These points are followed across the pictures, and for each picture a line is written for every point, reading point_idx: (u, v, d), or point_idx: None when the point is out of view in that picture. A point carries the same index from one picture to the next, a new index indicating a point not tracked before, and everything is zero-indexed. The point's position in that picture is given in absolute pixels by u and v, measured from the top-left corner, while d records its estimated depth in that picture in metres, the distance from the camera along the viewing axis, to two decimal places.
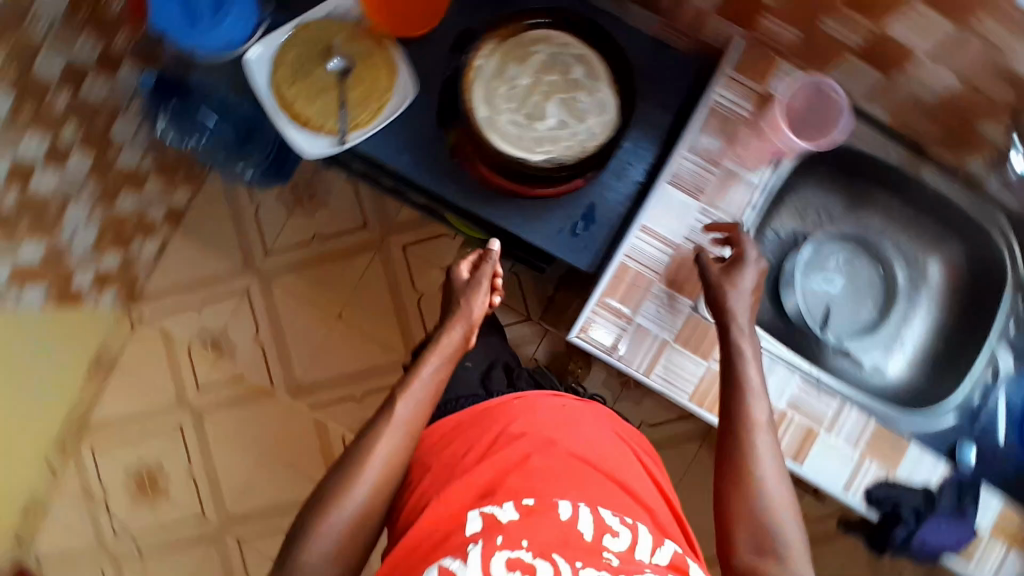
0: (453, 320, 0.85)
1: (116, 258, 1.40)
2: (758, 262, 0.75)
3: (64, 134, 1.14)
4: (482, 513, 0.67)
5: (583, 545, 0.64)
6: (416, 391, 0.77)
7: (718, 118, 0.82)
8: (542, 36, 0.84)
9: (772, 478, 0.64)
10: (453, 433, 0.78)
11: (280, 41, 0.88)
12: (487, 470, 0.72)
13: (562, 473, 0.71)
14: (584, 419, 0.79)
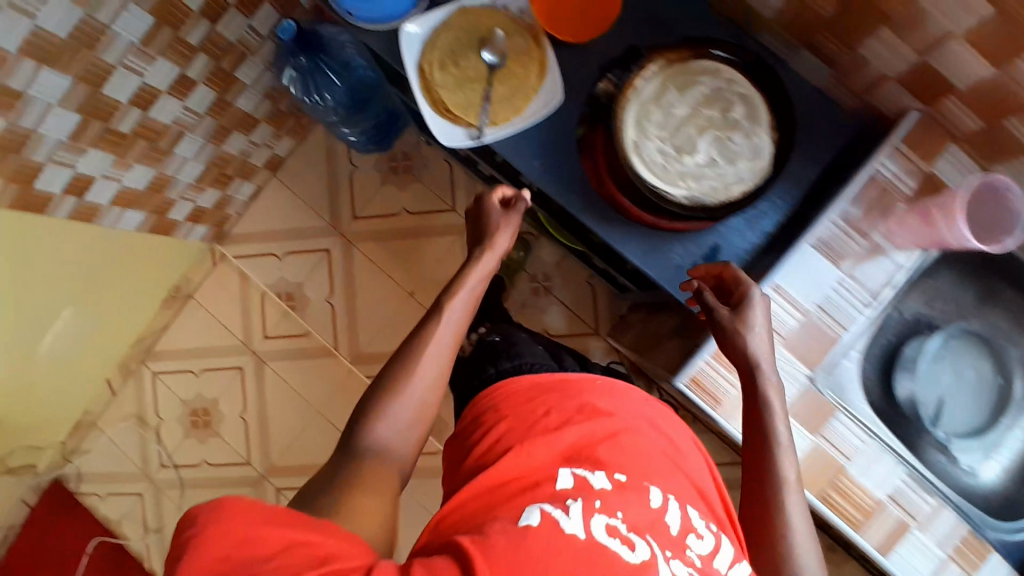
0: (485, 251, 0.84)
1: (214, 197, 1.42)
2: (764, 299, 0.74)
3: (194, 65, 1.12)
4: (573, 473, 0.66)
5: (670, 537, 0.60)
6: (459, 301, 0.80)
7: (877, 187, 0.78)
8: (709, 68, 0.80)
9: (800, 533, 0.67)
10: (535, 391, 0.78)
11: (436, 21, 0.86)
12: (573, 433, 0.71)
13: (649, 463, 0.69)
14: (664, 419, 0.79)
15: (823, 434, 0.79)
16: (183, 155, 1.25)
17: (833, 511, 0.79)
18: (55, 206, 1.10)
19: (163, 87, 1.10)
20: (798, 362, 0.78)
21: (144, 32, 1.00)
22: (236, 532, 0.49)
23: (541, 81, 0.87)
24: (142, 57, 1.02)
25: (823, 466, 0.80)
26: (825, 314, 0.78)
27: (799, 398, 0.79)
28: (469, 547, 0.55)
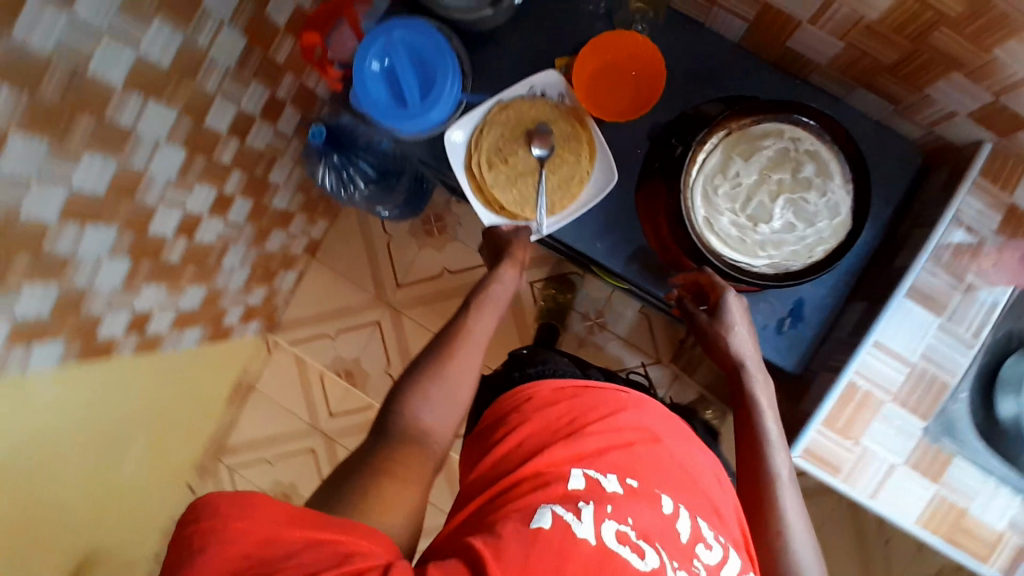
0: (506, 264, 0.81)
1: (261, 293, 1.43)
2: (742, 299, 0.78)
3: (230, 183, 1.12)
4: (584, 476, 0.66)
5: (679, 545, 0.59)
6: (489, 302, 0.79)
7: (962, 227, 0.76)
8: (771, 129, 0.77)
9: (796, 528, 0.70)
10: (560, 398, 0.79)
11: (477, 121, 0.85)
12: (593, 443, 0.72)
13: (665, 473, 0.69)
14: (678, 427, 0.79)
15: (943, 482, 0.77)
16: (229, 266, 1.26)
17: (959, 552, 0.77)
18: (120, 348, 1.11)
19: (204, 211, 1.10)
20: (910, 416, 0.77)
21: (179, 166, 0.98)
22: (253, 535, 0.48)
23: (592, 162, 0.85)
24: (182, 192, 1.02)
25: (947, 513, 0.77)
26: (930, 363, 0.76)
27: (917, 450, 0.77)
28: (481, 547, 0.54)
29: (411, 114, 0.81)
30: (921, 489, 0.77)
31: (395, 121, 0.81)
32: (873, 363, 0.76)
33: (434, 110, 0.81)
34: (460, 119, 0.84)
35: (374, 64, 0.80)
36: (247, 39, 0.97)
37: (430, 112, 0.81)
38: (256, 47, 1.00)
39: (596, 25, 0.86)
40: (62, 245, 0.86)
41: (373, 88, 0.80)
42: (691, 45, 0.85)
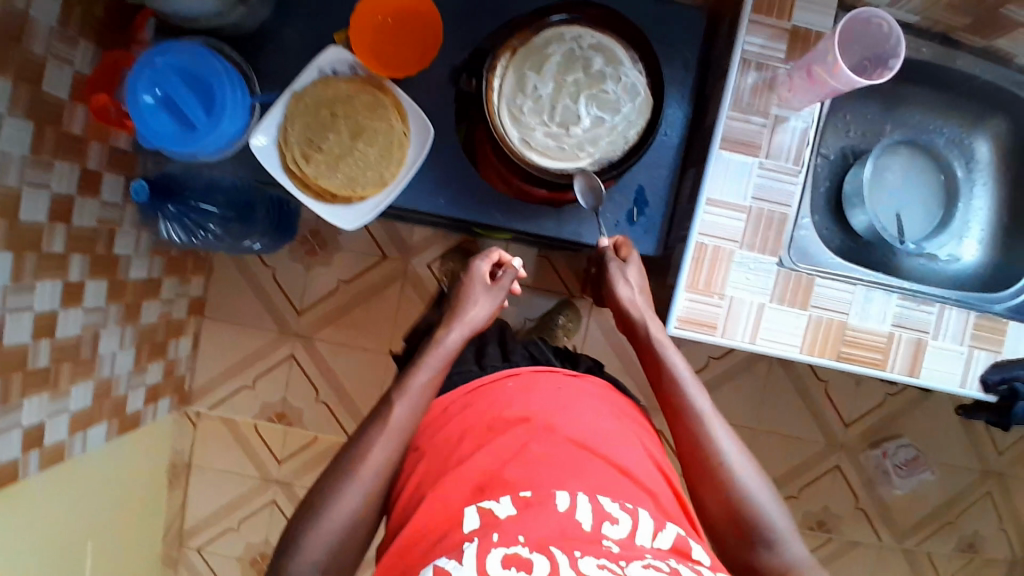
0: (454, 323, 0.82)
1: (158, 368, 1.37)
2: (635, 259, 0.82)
3: (73, 269, 1.05)
4: (479, 508, 0.61)
5: (583, 536, 0.58)
6: (416, 386, 0.76)
7: (754, 66, 0.79)
8: (554, 34, 0.78)
9: (737, 456, 0.71)
10: (453, 417, 0.75)
11: (279, 119, 0.83)
12: (481, 459, 0.67)
13: (562, 460, 0.65)
14: (572, 392, 0.76)
15: (814, 306, 0.81)
16: (109, 351, 1.19)
17: (850, 362, 0.82)
18: (25, 470, 1.02)
19: (57, 307, 1.03)
20: (762, 256, 0.80)
21: (10, 269, 0.92)
22: None
23: (406, 124, 0.85)
24: (22, 294, 0.95)
25: (826, 330, 0.81)
26: (764, 201, 0.79)
27: (780, 285, 0.80)
28: None
29: (205, 130, 0.78)
30: (795, 319, 0.81)
31: (193, 143, 0.78)
32: (711, 219, 0.79)
33: (223, 120, 0.79)
34: (260, 123, 0.82)
35: (145, 96, 0.77)
36: (33, 120, 0.91)
37: (223, 121, 0.79)
38: (45, 127, 0.94)
39: None
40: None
41: (156, 117, 0.77)
42: None
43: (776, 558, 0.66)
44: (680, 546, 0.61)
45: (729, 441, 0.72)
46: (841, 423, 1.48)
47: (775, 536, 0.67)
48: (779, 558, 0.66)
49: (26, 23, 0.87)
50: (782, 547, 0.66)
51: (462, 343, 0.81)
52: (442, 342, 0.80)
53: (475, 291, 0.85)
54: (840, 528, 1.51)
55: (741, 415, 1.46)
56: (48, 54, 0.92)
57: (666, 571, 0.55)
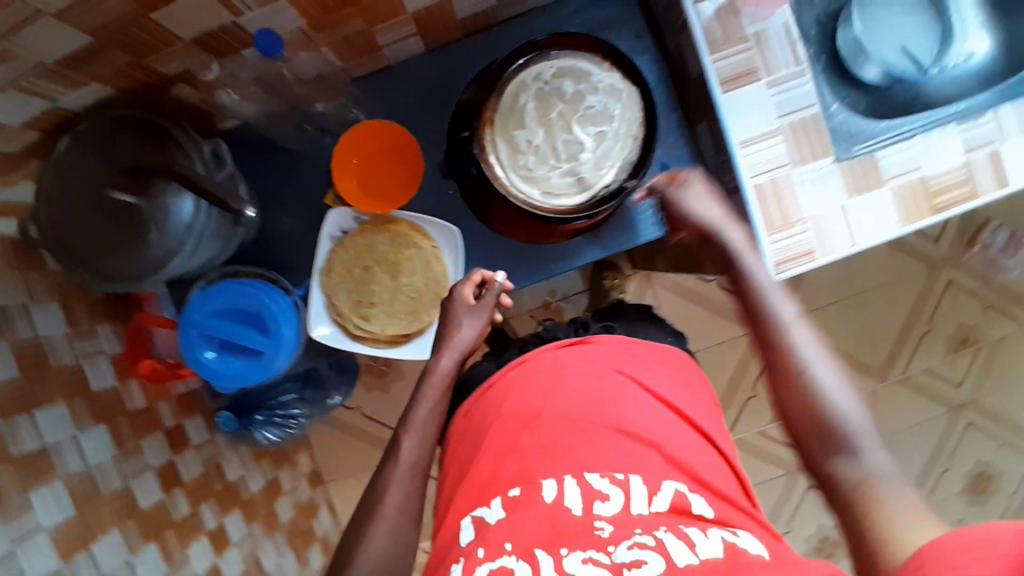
0: (444, 349, 0.78)
1: (318, 551, 1.37)
2: (695, 181, 0.78)
3: (208, 520, 1.05)
4: (473, 518, 0.64)
5: (574, 527, 0.59)
6: (420, 423, 0.74)
7: (708, 2, 0.76)
8: (517, 86, 0.77)
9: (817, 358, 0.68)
10: (470, 422, 0.74)
11: (323, 299, 0.83)
12: (484, 465, 0.67)
13: (560, 443, 0.66)
14: (573, 362, 0.72)
15: (887, 178, 0.79)
16: (274, 564, 1.19)
17: (947, 210, 0.80)
18: None
19: (214, 558, 1.03)
20: (817, 162, 0.78)
21: (161, 556, 0.92)
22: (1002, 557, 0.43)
23: (429, 237, 0.84)
24: (182, 571, 0.95)
25: (910, 194, 0.80)
26: (789, 114, 0.78)
27: (847, 179, 0.78)
28: None
29: (270, 352, 0.78)
30: (878, 199, 0.79)
31: (268, 367, 0.78)
32: (754, 159, 0.77)
33: (284, 327, 0.79)
34: (310, 314, 0.82)
35: (207, 353, 0.77)
36: (103, 420, 0.90)
37: (282, 332, 0.79)
38: (116, 419, 0.93)
39: (325, 142, 0.84)
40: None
41: (226, 367, 0.77)
42: (397, 84, 0.84)
43: (851, 465, 0.63)
44: (679, 503, 0.61)
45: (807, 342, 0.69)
46: (931, 244, 1.45)
47: (853, 440, 0.63)
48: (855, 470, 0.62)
49: (43, 346, 0.83)
50: (863, 453, 0.63)
51: (454, 367, 0.78)
52: (434, 371, 0.77)
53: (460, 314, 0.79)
54: (983, 333, 1.48)
55: (838, 289, 1.45)
56: (80, 358, 0.90)
57: (652, 545, 0.56)
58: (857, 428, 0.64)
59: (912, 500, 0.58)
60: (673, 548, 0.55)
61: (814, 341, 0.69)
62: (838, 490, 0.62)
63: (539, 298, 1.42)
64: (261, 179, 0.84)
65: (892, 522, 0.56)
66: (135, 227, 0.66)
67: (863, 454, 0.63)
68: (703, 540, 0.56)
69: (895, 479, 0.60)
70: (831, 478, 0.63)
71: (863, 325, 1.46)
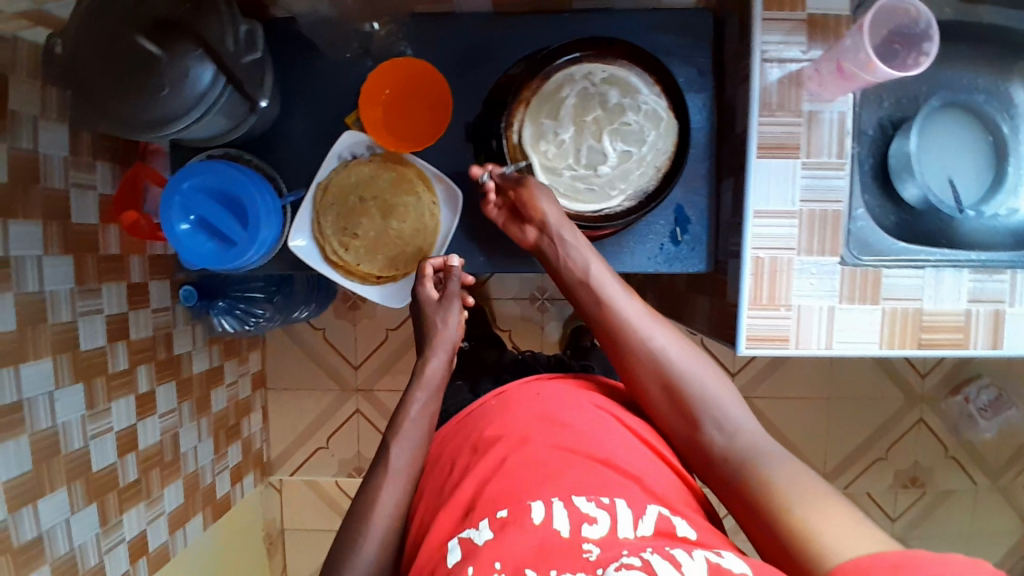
0: (431, 350, 0.77)
1: (237, 449, 1.39)
2: (540, 190, 0.75)
3: (140, 381, 1.07)
4: (460, 540, 0.58)
5: (562, 548, 0.53)
6: (410, 428, 0.72)
7: (775, 64, 0.75)
8: (564, 77, 0.76)
9: (669, 340, 0.71)
10: (454, 443, 0.72)
11: (310, 215, 0.83)
12: (468, 485, 0.63)
13: (541, 468, 0.61)
14: (551, 393, 0.72)
15: (885, 297, 0.78)
16: (190, 447, 1.21)
17: (930, 347, 0.79)
18: None
19: (134, 420, 1.05)
20: (823, 257, 0.77)
21: (84, 399, 0.94)
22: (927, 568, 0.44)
23: (432, 193, 0.84)
24: (99, 419, 0.97)
25: (900, 320, 0.79)
26: (813, 201, 0.76)
27: (846, 284, 0.77)
28: None
29: (244, 245, 0.78)
30: (868, 313, 0.78)
31: (236, 256, 0.78)
32: (765, 232, 0.76)
33: (262, 228, 0.79)
34: (294, 224, 0.82)
35: (182, 225, 0.77)
36: (71, 252, 0.91)
37: (262, 226, 0.79)
38: (85, 256, 0.94)
39: (365, 66, 0.83)
40: (25, 532, 0.85)
41: (198, 241, 0.78)
42: (453, 34, 0.83)
43: (725, 435, 0.66)
44: (663, 528, 0.57)
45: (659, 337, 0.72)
46: (916, 374, 1.43)
47: (720, 416, 0.67)
48: (727, 437, 0.65)
49: (39, 162, 0.86)
50: (729, 424, 0.66)
51: (444, 368, 0.77)
52: (423, 374, 0.76)
53: (432, 314, 0.79)
54: (934, 479, 1.46)
55: (812, 386, 1.44)
56: (70, 185, 0.91)
57: (639, 565, 0.49)
58: (723, 405, 0.67)
59: (799, 470, 0.60)
60: (660, 568, 0.48)
61: (663, 327, 0.72)
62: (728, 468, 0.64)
63: (527, 291, 1.42)
64: (293, 79, 0.83)
65: (797, 503, 0.56)
66: (148, 78, 0.65)
67: (729, 426, 0.66)
68: (690, 561, 0.50)
69: (767, 447, 0.64)
70: (720, 459, 0.65)
71: (822, 429, 1.45)
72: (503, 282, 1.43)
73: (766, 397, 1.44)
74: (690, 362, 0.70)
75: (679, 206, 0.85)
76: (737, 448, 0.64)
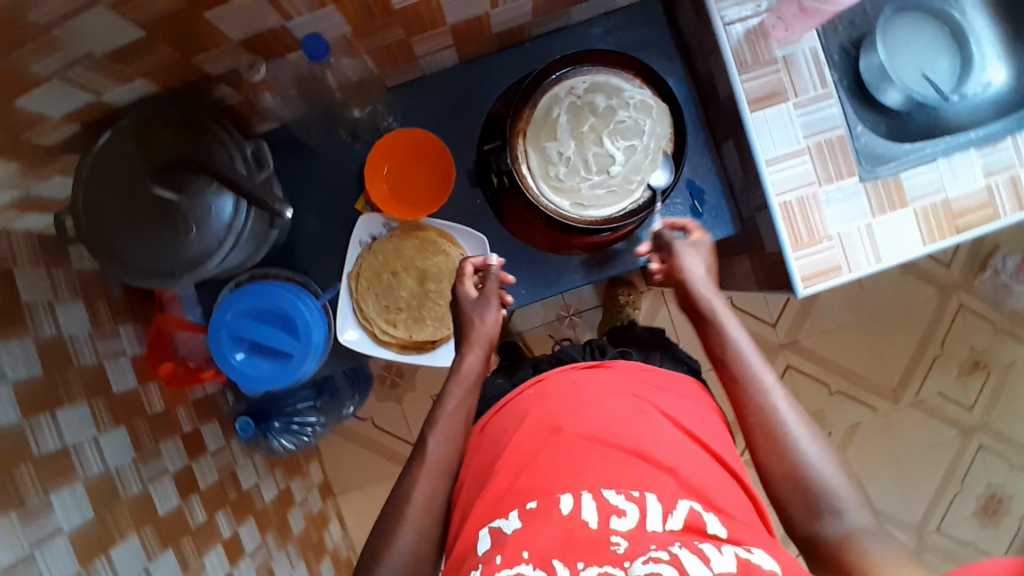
0: (467, 345, 0.77)
1: (329, 564, 1.36)
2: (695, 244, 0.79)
3: (222, 527, 1.03)
4: (490, 528, 0.60)
5: (587, 539, 0.56)
6: (445, 426, 0.72)
7: (738, 22, 0.78)
8: (550, 99, 0.78)
9: (795, 420, 0.67)
10: (498, 427, 0.72)
11: (351, 305, 0.83)
12: (500, 478, 0.64)
13: (576, 463, 0.62)
14: (591, 385, 0.71)
15: (912, 200, 0.80)
16: None
17: (969, 231, 0.81)
18: None
19: (228, 567, 1.01)
20: (843, 181, 0.79)
21: (177, 562, 0.91)
22: None
23: (458, 246, 0.85)
24: None
25: (933, 215, 0.81)
26: (815, 134, 0.79)
27: (872, 198, 0.80)
28: None
29: (300, 357, 0.78)
30: (903, 219, 0.80)
31: (296, 369, 0.78)
32: (783, 177, 0.79)
33: (313, 330, 0.79)
34: (339, 319, 0.83)
35: (237, 354, 0.77)
36: (122, 421, 0.90)
37: (312, 333, 0.79)
38: (136, 421, 0.93)
39: (356, 150, 0.86)
40: None
41: (256, 367, 0.78)
42: (428, 95, 0.86)
43: (837, 525, 0.61)
44: (693, 523, 0.57)
45: (787, 408, 0.68)
46: (942, 266, 1.46)
47: (834, 498, 0.62)
48: (838, 527, 0.61)
49: (67, 342, 0.84)
50: (846, 513, 0.61)
51: (480, 364, 0.76)
52: (461, 371, 0.76)
53: (469, 309, 0.77)
54: (994, 356, 1.48)
55: (851, 309, 1.46)
56: (101, 357, 0.90)
57: (667, 559, 0.51)
58: (838, 490, 0.63)
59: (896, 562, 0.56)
60: (688, 561, 0.51)
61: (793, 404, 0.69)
62: (823, 551, 0.61)
63: (553, 312, 1.42)
64: (293, 185, 0.85)
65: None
66: (173, 224, 0.67)
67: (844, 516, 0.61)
68: (719, 555, 0.52)
69: (872, 534, 0.60)
70: (816, 541, 0.62)
71: (875, 348, 1.46)
72: (529, 312, 1.43)
73: (813, 336, 1.45)
74: (814, 449, 0.65)
75: (690, 182, 0.88)
76: (846, 532, 0.60)
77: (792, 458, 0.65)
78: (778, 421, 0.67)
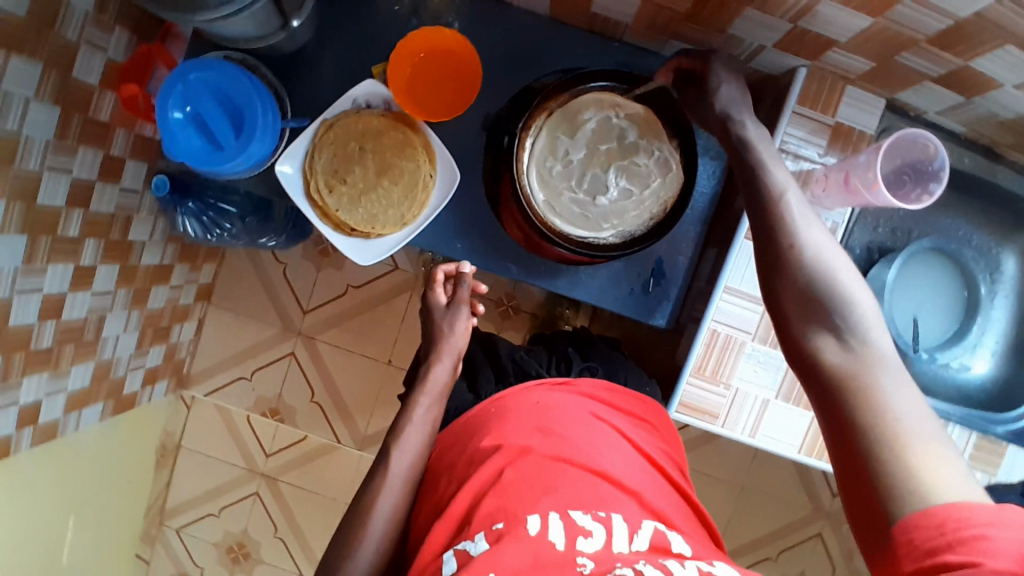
0: (438, 354, 0.77)
1: (159, 352, 1.36)
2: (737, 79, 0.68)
3: (86, 255, 1.01)
4: (456, 551, 0.59)
5: (555, 558, 0.56)
6: (410, 439, 0.72)
7: (789, 158, 0.78)
8: (592, 101, 0.77)
9: (818, 243, 0.58)
10: (464, 435, 0.73)
11: (304, 148, 0.81)
12: (462, 498, 0.64)
13: (543, 481, 0.63)
14: (554, 403, 0.73)
15: None
16: (113, 333, 1.16)
17: None
18: (17, 445, 1.00)
19: (65, 289, 0.99)
20: (773, 350, 0.78)
21: (23, 252, 0.87)
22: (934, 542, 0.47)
23: (432, 165, 0.83)
24: (33, 278, 0.91)
25: None
26: None
27: (786, 381, 0.79)
28: None
29: (228, 156, 0.77)
30: (799, 418, 0.79)
31: (216, 165, 0.77)
32: (728, 308, 0.78)
33: (253, 142, 0.77)
34: (285, 151, 0.80)
35: (176, 113, 0.75)
36: (61, 106, 0.86)
37: (251, 144, 0.77)
38: (72, 115, 0.89)
39: (409, 24, 0.84)
40: None
41: (184, 134, 0.76)
42: (502, 24, 0.84)
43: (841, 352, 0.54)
44: (659, 542, 0.60)
45: (816, 230, 0.59)
46: (828, 491, 1.46)
47: (856, 322, 0.55)
48: (838, 358, 0.54)
49: (59, 10, 0.82)
50: (859, 336, 0.54)
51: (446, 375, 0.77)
52: (427, 378, 0.76)
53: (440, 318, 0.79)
54: None
55: (732, 470, 1.46)
56: (82, 40, 0.87)
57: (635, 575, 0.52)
58: (860, 312, 0.55)
59: (916, 405, 0.52)
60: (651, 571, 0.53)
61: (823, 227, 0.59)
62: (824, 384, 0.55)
63: (496, 292, 1.31)
64: (336, 12, 0.84)
65: (904, 440, 0.50)
66: None
67: (861, 339, 0.54)
68: (682, 568, 0.56)
69: (895, 365, 0.53)
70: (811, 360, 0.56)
71: (727, 515, 1.47)
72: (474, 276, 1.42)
73: None
74: (838, 268, 0.57)
75: (655, 256, 0.87)
76: (862, 363, 0.53)
77: (807, 285, 0.57)
78: (797, 254, 0.58)
